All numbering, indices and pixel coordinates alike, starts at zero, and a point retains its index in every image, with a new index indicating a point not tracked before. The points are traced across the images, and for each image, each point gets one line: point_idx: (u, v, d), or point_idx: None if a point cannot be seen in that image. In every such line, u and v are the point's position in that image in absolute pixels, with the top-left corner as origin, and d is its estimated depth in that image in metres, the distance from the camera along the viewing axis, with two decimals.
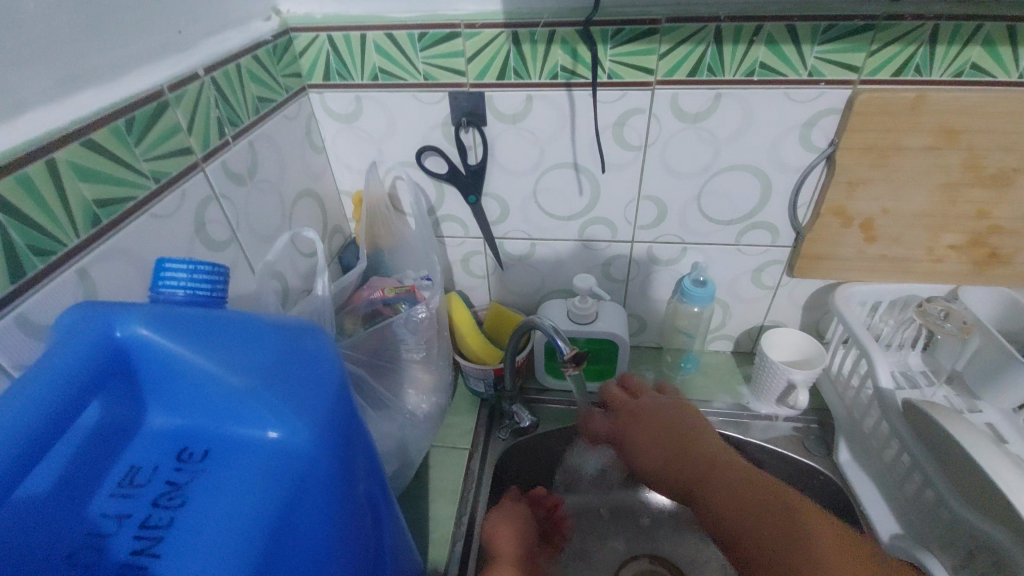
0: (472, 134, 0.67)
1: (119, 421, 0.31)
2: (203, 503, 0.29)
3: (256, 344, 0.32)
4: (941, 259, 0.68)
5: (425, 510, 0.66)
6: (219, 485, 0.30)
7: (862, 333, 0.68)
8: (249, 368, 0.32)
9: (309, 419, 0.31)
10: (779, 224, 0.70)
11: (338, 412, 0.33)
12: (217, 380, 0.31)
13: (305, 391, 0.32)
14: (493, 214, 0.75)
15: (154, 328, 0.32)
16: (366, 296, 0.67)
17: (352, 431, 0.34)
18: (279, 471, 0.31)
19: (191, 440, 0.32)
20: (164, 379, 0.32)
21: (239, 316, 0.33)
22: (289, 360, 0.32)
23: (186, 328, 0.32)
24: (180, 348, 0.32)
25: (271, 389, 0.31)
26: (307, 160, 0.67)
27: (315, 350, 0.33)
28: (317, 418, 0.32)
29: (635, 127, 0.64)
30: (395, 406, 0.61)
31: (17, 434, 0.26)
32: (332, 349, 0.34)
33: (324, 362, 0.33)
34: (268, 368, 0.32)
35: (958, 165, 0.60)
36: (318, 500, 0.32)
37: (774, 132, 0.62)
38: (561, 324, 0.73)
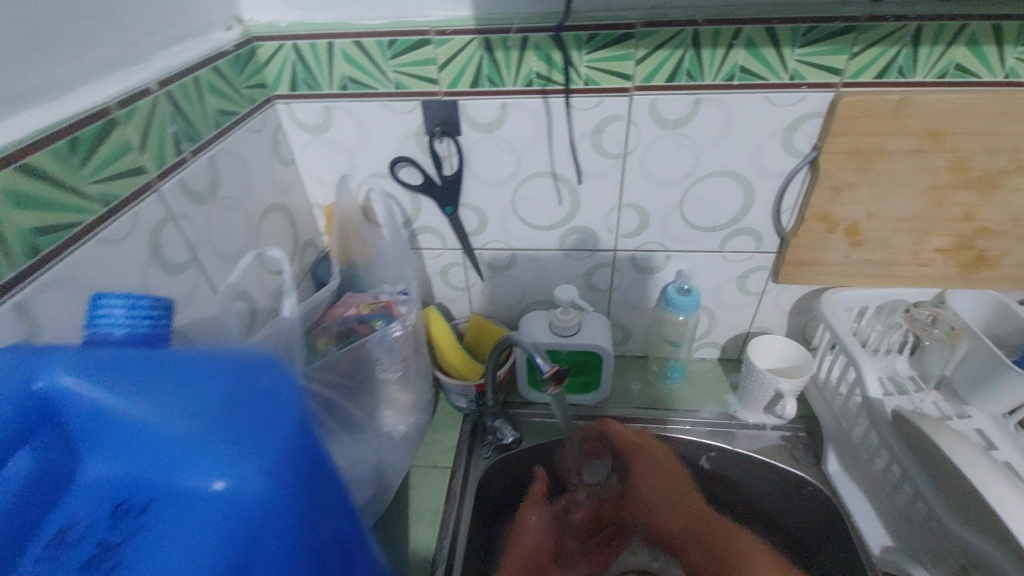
0: (446, 144, 0.65)
1: (52, 473, 0.29)
2: (143, 562, 0.27)
3: (202, 386, 0.30)
4: (928, 263, 0.67)
5: (405, 534, 0.64)
6: (163, 540, 0.28)
7: (848, 339, 0.66)
8: (195, 412, 0.29)
9: (260, 465, 0.29)
10: (763, 229, 0.69)
11: (295, 453, 0.31)
12: (158, 427, 0.29)
13: (258, 434, 0.30)
14: (471, 225, 0.72)
15: (86, 374, 0.29)
16: (339, 314, 0.65)
17: (314, 471, 0.32)
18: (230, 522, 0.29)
19: (131, 491, 0.30)
20: (98, 426, 0.30)
21: (181, 355, 0.31)
22: (241, 401, 0.30)
23: (124, 371, 0.30)
24: (114, 393, 0.29)
25: (216, 435, 0.29)
26: (274, 174, 0.64)
27: (267, 388, 0.31)
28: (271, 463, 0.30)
29: (614, 134, 0.62)
30: (370, 428, 0.58)
31: None
32: (288, 386, 0.32)
33: (280, 400, 0.31)
34: (213, 412, 0.30)
35: (944, 167, 0.59)
36: (275, 549, 0.30)
37: (755, 137, 0.61)
38: (543, 336, 0.72)
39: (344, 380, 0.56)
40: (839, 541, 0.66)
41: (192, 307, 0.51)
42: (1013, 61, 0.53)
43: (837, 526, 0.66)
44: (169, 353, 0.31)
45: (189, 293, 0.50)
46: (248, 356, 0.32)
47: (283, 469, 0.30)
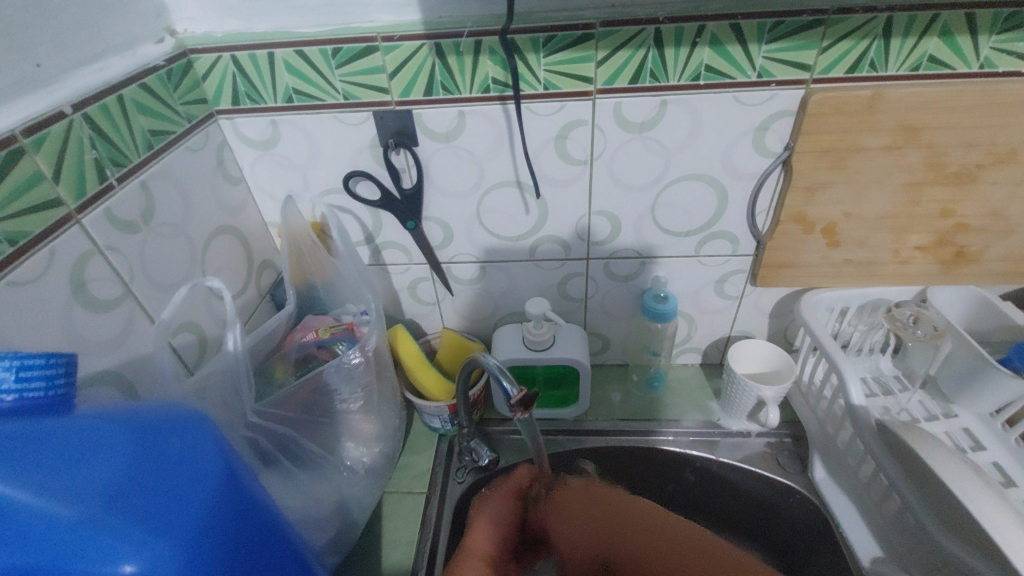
0: (403, 155, 0.61)
1: None
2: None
3: (100, 458, 0.27)
4: (908, 261, 0.65)
5: (376, 568, 0.61)
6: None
7: (829, 342, 0.64)
8: (91, 490, 0.26)
9: (183, 536, 0.27)
10: (738, 232, 0.66)
11: (220, 517, 0.29)
12: (40, 516, 0.25)
13: (171, 503, 0.27)
14: (435, 239, 0.69)
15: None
16: (297, 339, 0.61)
17: (241, 536, 0.30)
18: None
19: None
20: None
21: (83, 422, 0.28)
22: (149, 470, 0.27)
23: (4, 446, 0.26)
24: None
25: (127, 508, 0.26)
26: (220, 194, 0.60)
27: (188, 450, 0.29)
28: (190, 533, 0.27)
29: (578, 140, 0.59)
30: (331, 462, 0.55)
31: None
32: (213, 444, 0.30)
33: (196, 463, 0.29)
34: (124, 481, 0.26)
35: (920, 163, 0.57)
36: None
37: (725, 138, 0.58)
38: (516, 352, 0.69)
39: (301, 414, 0.52)
40: (827, 553, 0.63)
41: (126, 345, 0.47)
42: (987, 51, 0.51)
43: (827, 536, 0.64)
44: (57, 424, 0.27)
45: (122, 331, 0.46)
46: (154, 419, 0.30)
47: (202, 540, 0.28)
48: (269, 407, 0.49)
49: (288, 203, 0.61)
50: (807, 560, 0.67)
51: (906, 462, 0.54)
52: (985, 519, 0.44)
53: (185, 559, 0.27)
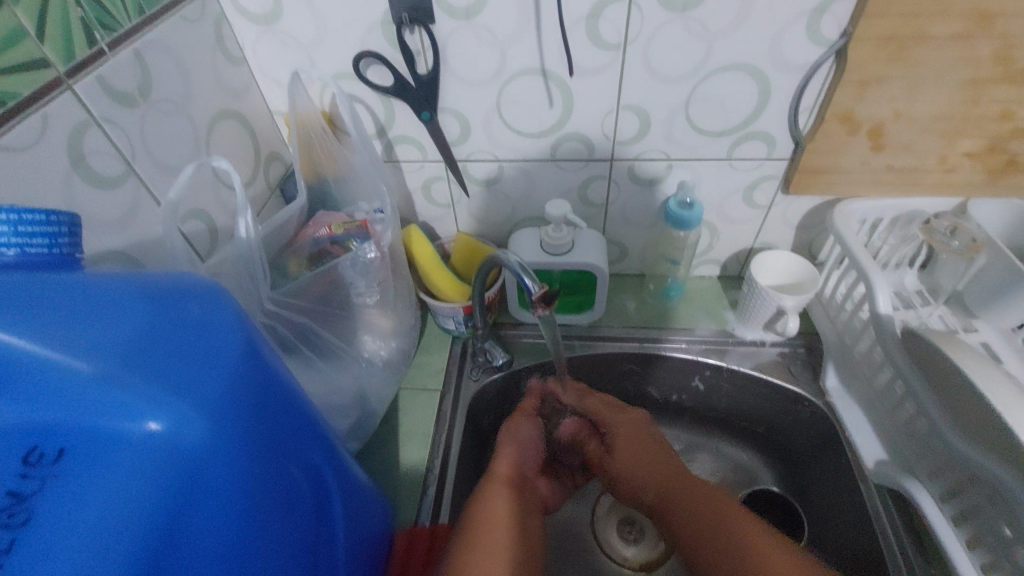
0: (418, 35, 0.56)
1: None
2: (59, 530, 0.22)
3: (115, 314, 0.25)
4: (954, 169, 0.61)
5: (394, 455, 0.63)
6: (83, 497, 0.23)
7: (861, 253, 0.62)
8: (108, 345, 0.24)
9: (207, 400, 0.26)
10: (776, 133, 0.62)
11: (244, 386, 0.28)
12: (56, 365, 0.24)
13: (190, 367, 0.26)
14: (451, 134, 0.65)
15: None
16: (310, 234, 0.59)
17: (264, 405, 0.30)
18: (167, 471, 0.25)
19: (39, 437, 0.24)
20: None
21: (100, 280, 0.26)
22: (171, 334, 0.26)
23: (25, 296, 0.24)
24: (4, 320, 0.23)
25: (148, 364, 0.25)
26: (221, 73, 0.56)
27: (206, 318, 0.28)
28: (212, 399, 0.26)
29: (613, 20, 0.54)
30: (349, 354, 0.55)
31: None
32: (230, 315, 0.29)
33: (216, 333, 0.28)
34: (143, 339, 0.25)
35: (990, 56, 0.51)
36: (225, 489, 0.27)
37: (776, 22, 0.52)
38: (533, 255, 0.67)
39: (317, 306, 0.51)
40: (831, 458, 0.65)
41: (135, 227, 0.45)
42: None
43: (833, 441, 0.65)
44: (69, 279, 0.26)
45: (129, 212, 0.44)
46: (171, 288, 0.28)
47: (226, 407, 0.27)
48: (285, 296, 0.48)
49: (295, 83, 0.56)
50: (808, 465, 0.69)
51: (926, 371, 0.53)
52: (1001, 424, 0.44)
53: (208, 422, 0.26)
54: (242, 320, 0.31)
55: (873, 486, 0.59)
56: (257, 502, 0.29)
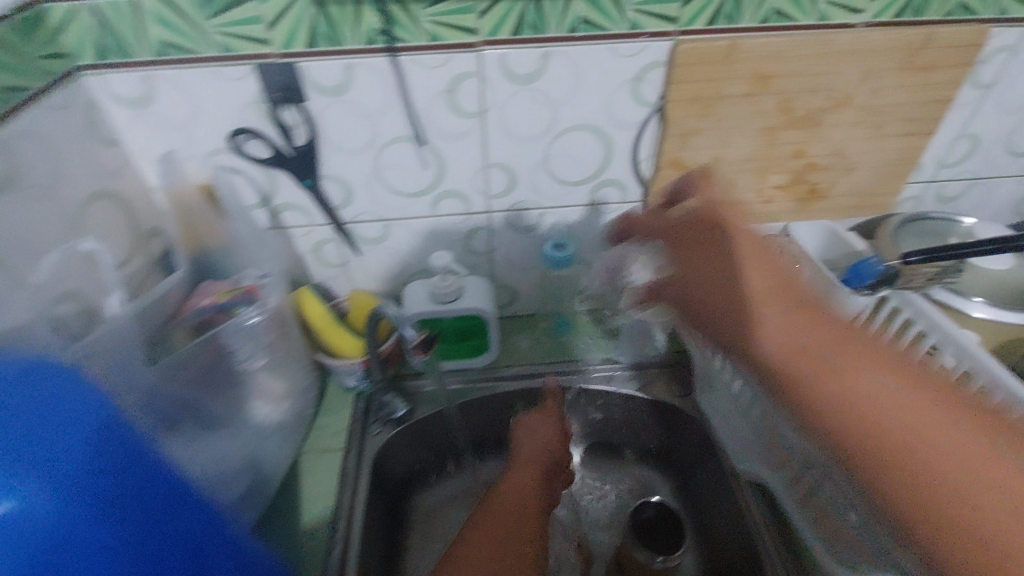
0: (292, 112, 0.60)
1: None
2: None
3: None
4: (770, 200, 0.73)
5: (295, 521, 0.62)
6: None
7: (705, 278, 0.72)
8: None
9: (48, 479, 0.31)
10: (625, 179, 0.71)
11: (90, 457, 0.33)
12: None
13: (35, 442, 0.31)
14: (336, 199, 0.69)
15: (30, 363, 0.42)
16: (194, 305, 0.60)
17: (126, 465, 0.35)
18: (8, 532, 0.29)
19: None
20: None
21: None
22: (19, 419, 0.31)
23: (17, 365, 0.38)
24: None
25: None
26: (93, 155, 0.56)
27: (65, 395, 0.33)
28: (66, 475, 0.31)
29: (469, 93, 0.61)
30: (236, 420, 0.55)
31: None
32: (88, 388, 0.34)
33: (73, 404, 0.33)
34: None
35: (774, 109, 0.64)
36: (79, 548, 0.32)
37: (606, 89, 0.62)
38: (423, 306, 0.72)
39: (203, 377, 0.53)
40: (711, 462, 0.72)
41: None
42: (824, 5, 0.57)
43: (707, 446, 0.73)
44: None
45: None
46: (35, 370, 0.34)
47: (69, 479, 0.32)
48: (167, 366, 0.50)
49: (167, 161, 0.61)
50: (693, 471, 0.75)
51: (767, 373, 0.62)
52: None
53: (61, 494, 0.31)
54: (105, 389, 0.36)
55: (743, 482, 0.67)
56: (126, 550, 0.34)
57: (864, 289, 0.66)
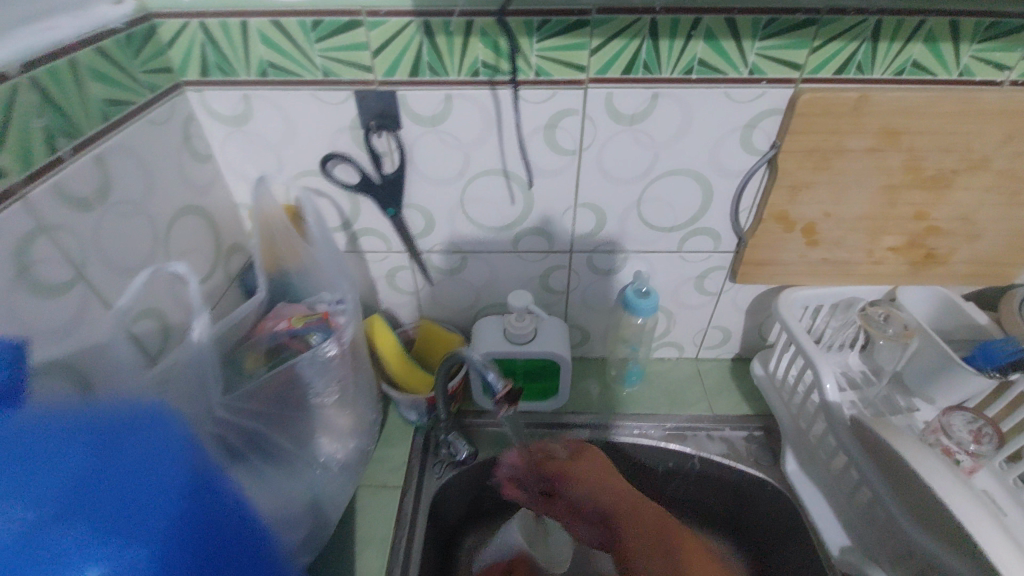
0: (385, 139, 0.59)
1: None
2: (104, 532, 0.28)
3: (63, 463, 0.28)
4: (880, 261, 0.67)
5: (351, 562, 0.60)
6: None
7: (806, 340, 0.65)
8: (57, 495, 0.27)
9: (152, 531, 0.29)
10: (721, 229, 0.67)
11: (181, 527, 0.30)
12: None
13: (142, 476, 0.30)
14: (416, 227, 0.67)
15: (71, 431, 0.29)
16: (269, 328, 0.58)
17: (201, 530, 0.32)
18: (104, 535, 0.28)
19: None
20: (113, 447, 0.30)
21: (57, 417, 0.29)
22: (103, 464, 0.29)
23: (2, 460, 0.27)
24: (89, 449, 0.29)
25: (90, 504, 0.28)
26: (186, 170, 0.56)
27: (159, 438, 0.32)
28: (152, 520, 0.29)
29: (568, 130, 0.58)
30: (303, 458, 0.53)
31: (54, 483, 0.27)
32: (181, 433, 0.33)
33: (162, 450, 0.31)
34: (88, 472, 0.28)
35: (900, 166, 0.58)
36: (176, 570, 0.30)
37: (714, 133, 0.58)
38: (495, 345, 0.68)
39: (272, 408, 0.50)
40: (797, 545, 0.66)
41: (80, 333, 0.44)
42: (967, 59, 0.53)
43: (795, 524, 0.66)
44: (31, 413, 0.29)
45: (76, 316, 0.43)
46: (121, 417, 0.31)
47: (175, 545, 0.30)
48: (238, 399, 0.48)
49: (258, 184, 0.57)
50: (775, 550, 0.69)
51: (884, 470, 0.55)
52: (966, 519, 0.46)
53: (143, 537, 0.29)
54: (196, 440, 0.34)
55: None
56: None
57: (994, 372, 0.59)
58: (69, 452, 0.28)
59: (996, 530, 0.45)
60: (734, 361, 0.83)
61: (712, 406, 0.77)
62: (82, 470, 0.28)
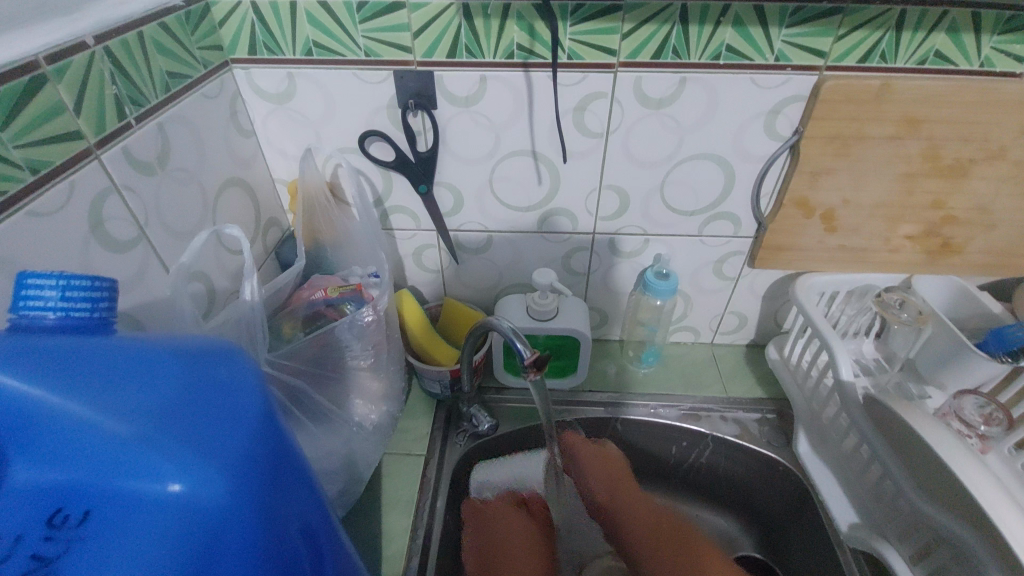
0: (421, 118, 0.61)
1: (88, 427, 0.27)
2: (172, 454, 0.28)
3: (148, 388, 0.29)
4: (897, 249, 0.69)
5: (377, 522, 0.62)
6: (115, 544, 0.27)
7: (822, 323, 0.67)
8: (143, 413, 0.28)
9: (216, 464, 0.28)
10: (741, 214, 0.69)
11: (253, 460, 0.30)
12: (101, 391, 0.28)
13: (221, 408, 0.29)
14: (445, 206, 0.69)
15: (153, 357, 0.30)
16: (306, 298, 0.60)
17: (270, 467, 0.31)
18: (188, 455, 0.28)
19: (72, 498, 0.28)
20: (196, 374, 0.30)
21: (152, 345, 0.30)
22: (186, 392, 0.29)
23: (100, 375, 0.28)
24: (171, 373, 0.29)
25: (168, 429, 0.28)
26: (232, 143, 0.59)
27: (232, 379, 0.31)
28: (233, 451, 0.29)
29: (597, 113, 0.60)
30: (339, 418, 0.56)
31: (135, 407, 0.28)
32: (253, 374, 0.32)
33: (236, 385, 0.31)
34: (178, 394, 0.29)
35: (919, 154, 0.60)
36: (240, 512, 0.29)
37: (738, 119, 0.60)
38: (518, 322, 0.70)
39: (311, 368, 0.53)
40: (807, 522, 0.68)
41: (140, 289, 0.47)
42: (989, 50, 0.54)
43: (807, 502, 0.68)
44: (120, 343, 0.30)
45: (137, 274, 0.47)
46: (201, 349, 0.31)
47: (246, 472, 0.29)
48: (281, 358, 0.50)
49: (308, 156, 0.61)
50: (786, 529, 0.71)
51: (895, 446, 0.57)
52: (975, 489, 0.47)
53: (224, 467, 0.28)
54: (264, 378, 0.32)
55: (848, 549, 0.62)
56: (195, 539, 0.28)
57: (1006, 356, 0.60)
58: (161, 371, 0.29)
59: (1004, 501, 0.47)
60: (749, 347, 0.85)
61: (727, 389, 0.79)
62: (165, 394, 0.29)
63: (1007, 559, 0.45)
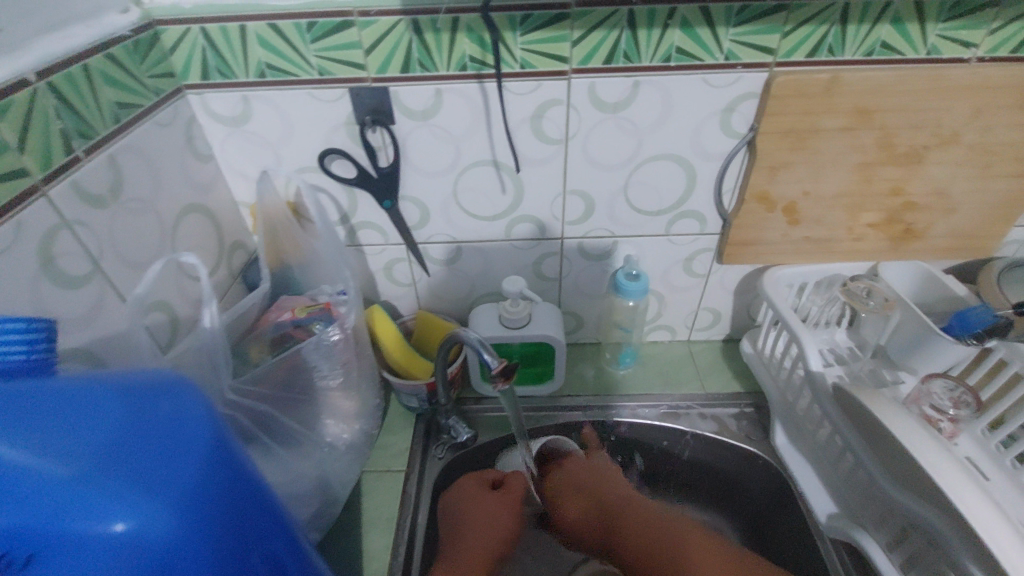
0: (379, 134, 0.61)
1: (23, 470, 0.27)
2: (113, 491, 0.27)
3: (88, 425, 0.28)
4: (861, 238, 0.70)
5: (357, 541, 0.62)
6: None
7: (790, 316, 0.67)
8: (82, 451, 0.27)
9: (163, 498, 0.28)
10: (705, 211, 0.69)
11: (205, 490, 0.29)
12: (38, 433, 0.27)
13: (167, 441, 0.29)
14: (412, 219, 0.69)
15: (90, 394, 0.29)
16: (273, 319, 0.61)
17: (222, 494, 0.31)
18: (134, 489, 0.27)
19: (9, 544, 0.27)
20: (139, 408, 0.30)
21: (91, 381, 0.30)
22: (129, 426, 0.29)
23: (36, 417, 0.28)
24: (110, 409, 0.29)
25: (111, 465, 0.27)
26: (189, 170, 0.59)
27: (178, 410, 0.30)
28: (181, 486, 0.28)
29: (554, 120, 0.60)
30: (311, 440, 0.56)
31: (75, 448, 0.27)
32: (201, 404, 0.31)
33: (184, 416, 0.30)
34: (118, 429, 0.28)
35: (873, 144, 0.61)
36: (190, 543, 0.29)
37: (694, 119, 0.60)
38: (492, 330, 0.71)
39: (278, 392, 0.53)
40: (787, 515, 0.69)
41: (97, 323, 0.47)
42: (934, 38, 0.55)
43: (787, 494, 0.69)
44: (54, 382, 0.30)
45: (93, 308, 0.46)
46: (146, 382, 0.31)
47: (194, 504, 0.29)
48: (245, 384, 0.50)
49: (262, 179, 0.61)
50: (769, 522, 0.72)
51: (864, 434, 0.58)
52: (941, 473, 0.48)
53: (172, 501, 0.28)
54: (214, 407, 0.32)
55: (827, 539, 0.63)
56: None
57: (972, 339, 0.60)
58: (101, 408, 0.29)
59: (969, 483, 0.47)
60: (725, 342, 0.86)
61: (704, 385, 0.79)
62: (105, 432, 0.28)
63: (975, 541, 0.45)
